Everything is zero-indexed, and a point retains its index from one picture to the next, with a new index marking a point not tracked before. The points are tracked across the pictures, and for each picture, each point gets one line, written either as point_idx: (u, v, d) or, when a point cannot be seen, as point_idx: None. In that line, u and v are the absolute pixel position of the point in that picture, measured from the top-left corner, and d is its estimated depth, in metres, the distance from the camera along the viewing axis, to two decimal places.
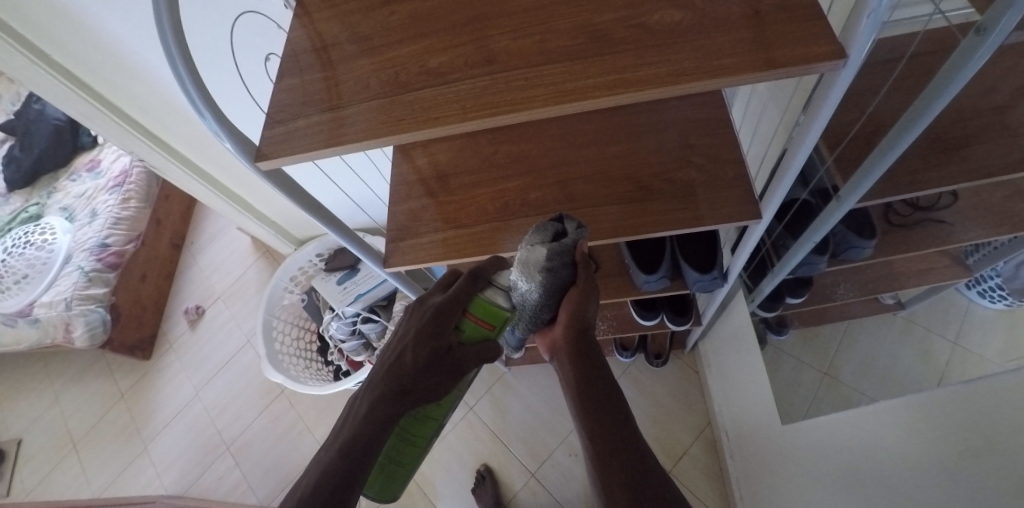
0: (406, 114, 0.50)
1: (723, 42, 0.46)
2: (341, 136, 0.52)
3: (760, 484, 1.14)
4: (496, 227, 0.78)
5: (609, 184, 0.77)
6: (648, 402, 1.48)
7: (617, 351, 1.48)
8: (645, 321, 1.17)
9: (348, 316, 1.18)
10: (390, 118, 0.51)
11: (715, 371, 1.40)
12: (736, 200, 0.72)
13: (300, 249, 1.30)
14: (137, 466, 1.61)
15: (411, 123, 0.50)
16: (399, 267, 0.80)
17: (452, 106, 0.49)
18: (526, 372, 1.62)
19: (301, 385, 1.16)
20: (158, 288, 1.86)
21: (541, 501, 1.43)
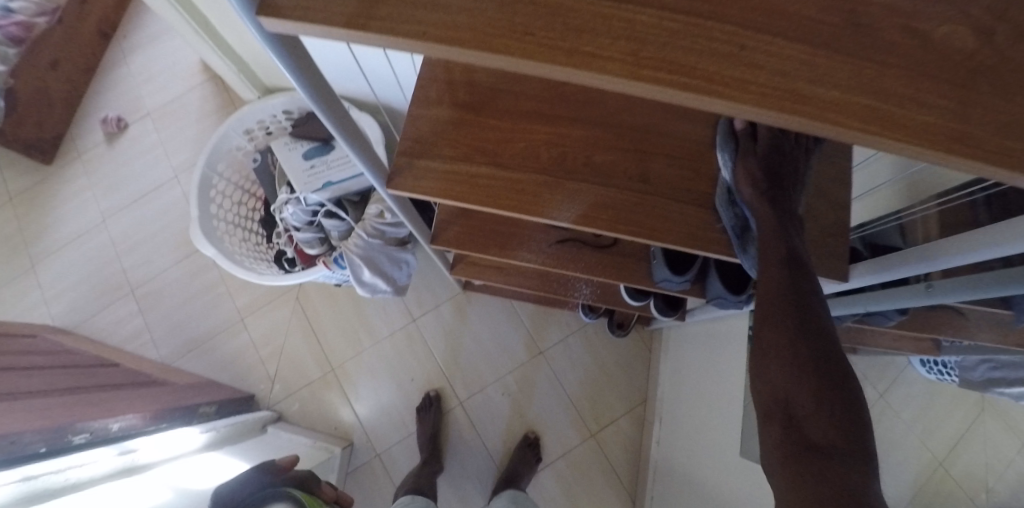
0: (540, 25, 0.30)
1: (1008, 108, 0.33)
2: (418, 20, 0.30)
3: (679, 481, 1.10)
4: (543, 184, 0.61)
5: (692, 177, 0.63)
6: (593, 364, 1.34)
7: (584, 311, 1.26)
8: (632, 301, 1.04)
9: (308, 204, 0.96)
10: (512, 19, 0.30)
11: (670, 357, 1.28)
12: (822, 252, 0.62)
13: (264, 99, 1.04)
14: (21, 284, 1.39)
15: (548, 47, 0.30)
16: (404, 193, 0.61)
17: (621, 48, 0.30)
18: (481, 302, 1.38)
19: (236, 266, 0.98)
20: (72, 81, 1.47)
21: (463, 432, 1.29)
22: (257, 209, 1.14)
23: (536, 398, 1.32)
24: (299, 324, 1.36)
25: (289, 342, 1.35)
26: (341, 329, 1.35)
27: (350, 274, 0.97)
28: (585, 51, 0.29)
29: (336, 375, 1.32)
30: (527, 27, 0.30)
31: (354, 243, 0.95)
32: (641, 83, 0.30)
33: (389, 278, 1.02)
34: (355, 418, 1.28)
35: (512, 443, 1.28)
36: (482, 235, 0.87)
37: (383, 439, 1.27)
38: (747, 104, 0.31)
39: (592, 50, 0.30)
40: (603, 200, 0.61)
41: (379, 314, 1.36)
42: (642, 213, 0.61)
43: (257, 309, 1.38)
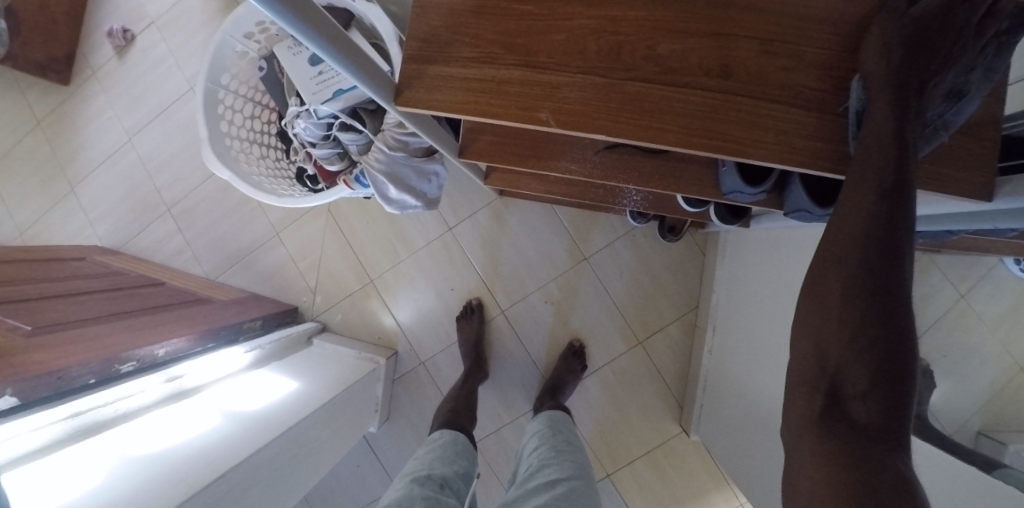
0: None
1: None
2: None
3: (727, 390, 1.02)
4: (594, 89, 0.47)
5: (792, 68, 0.47)
6: (642, 271, 1.20)
7: (629, 214, 1.12)
8: (689, 207, 0.91)
9: (321, 117, 0.84)
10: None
11: (730, 261, 1.11)
12: (963, 162, 0.48)
13: None
14: (64, 208, 1.38)
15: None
16: (418, 109, 0.49)
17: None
18: (520, 205, 1.23)
19: (256, 189, 0.92)
20: None
21: (506, 341, 1.23)
22: (271, 121, 1.03)
23: (580, 305, 1.22)
24: (335, 237, 1.27)
25: (326, 254, 1.28)
26: (377, 241, 1.26)
27: (375, 191, 0.88)
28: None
29: (375, 285, 1.26)
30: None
31: (375, 159, 0.84)
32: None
33: (418, 193, 0.93)
34: (396, 326, 1.25)
35: (555, 351, 1.22)
36: (517, 144, 0.75)
37: (427, 348, 1.24)
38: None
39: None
40: (674, 106, 0.46)
41: (414, 226, 1.25)
42: (723, 120, 0.47)
43: (291, 221, 1.29)
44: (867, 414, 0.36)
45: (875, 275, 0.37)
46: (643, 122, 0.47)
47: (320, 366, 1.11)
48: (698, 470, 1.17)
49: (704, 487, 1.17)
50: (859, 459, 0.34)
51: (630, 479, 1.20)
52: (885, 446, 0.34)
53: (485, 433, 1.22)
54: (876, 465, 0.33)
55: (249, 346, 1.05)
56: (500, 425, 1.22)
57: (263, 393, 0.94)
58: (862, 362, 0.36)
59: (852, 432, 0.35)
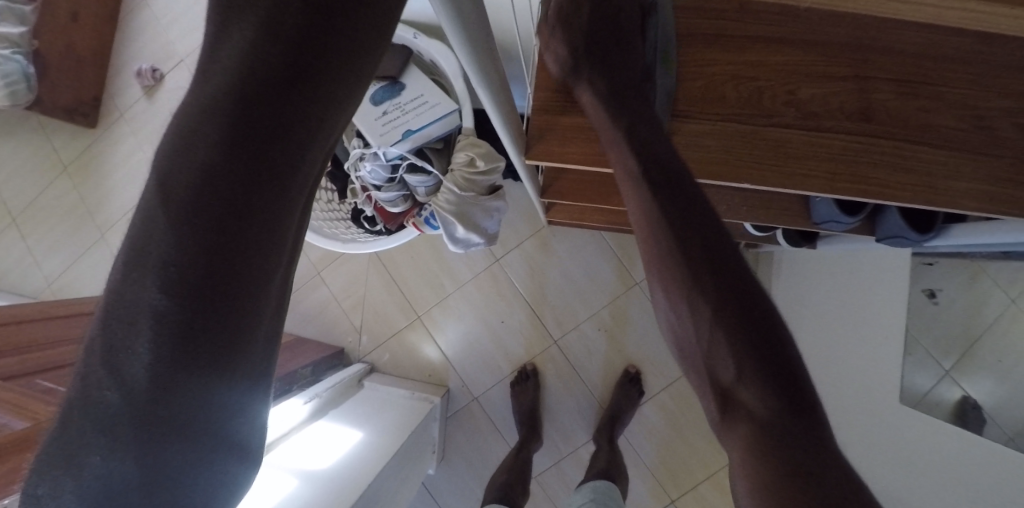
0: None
1: None
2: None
3: None
4: (735, 136, 0.46)
5: (927, 107, 0.46)
6: None
7: None
8: (758, 232, 0.89)
9: (388, 159, 0.82)
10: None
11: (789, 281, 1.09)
12: None
13: None
14: (94, 256, 1.34)
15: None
16: (551, 161, 0.49)
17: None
18: (567, 233, 1.19)
19: (318, 236, 0.90)
20: (98, 35, 1.30)
21: (560, 371, 1.18)
22: None
23: (632, 331, 1.17)
24: (378, 273, 1.24)
25: (369, 292, 1.25)
26: (421, 276, 1.23)
27: (443, 231, 0.86)
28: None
29: (421, 321, 1.22)
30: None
31: (445, 199, 0.82)
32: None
33: (482, 230, 0.88)
34: (444, 359, 1.21)
35: (611, 380, 1.18)
36: (599, 179, 0.73)
37: (478, 384, 1.20)
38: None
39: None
40: (809, 150, 0.46)
41: (458, 257, 1.22)
42: (868, 164, 0.46)
43: (331, 260, 1.26)
44: (762, 402, 0.36)
45: (702, 253, 0.39)
46: (779, 167, 0.46)
47: (379, 411, 1.09)
48: None
49: None
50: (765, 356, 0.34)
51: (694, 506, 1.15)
52: (791, 390, 0.36)
53: (544, 467, 1.18)
54: (794, 440, 0.34)
55: (306, 396, 1.01)
56: (559, 456, 1.18)
57: (329, 447, 0.91)
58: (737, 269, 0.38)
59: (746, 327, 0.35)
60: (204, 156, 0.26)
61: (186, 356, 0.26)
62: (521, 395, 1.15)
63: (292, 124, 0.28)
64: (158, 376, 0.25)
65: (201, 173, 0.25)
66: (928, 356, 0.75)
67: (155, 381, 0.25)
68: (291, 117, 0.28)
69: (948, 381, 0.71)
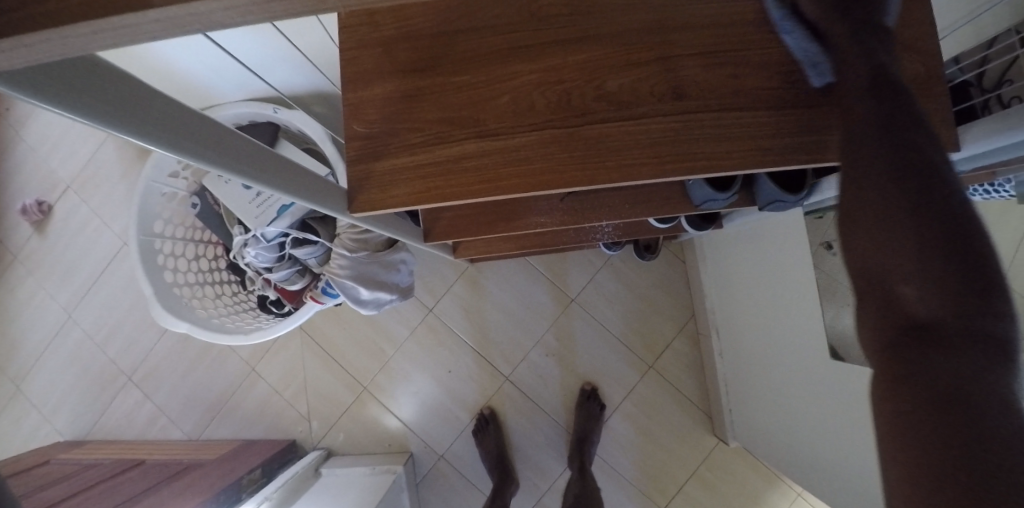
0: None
1: None
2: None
3: (754, 388, 0.99)
4: (549, 142, 0.47)
5: (732, 75, 0.48)
6: (632, 297, 1.16)
7: (601, 245, 1.07)
8: (660, 224, 0.88)
9: (270, 239, 0.79)
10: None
11: (709, 261, 1.10)
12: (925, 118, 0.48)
13: None
14: (14, 410, 1.24)
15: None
16: (374, 211, 0.49)
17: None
18: (490, 265, 1.17)
19: (217, 333, 0.87)
20: None
21: (518, 405, 1.14)
22: (218, 256, 0.97)
23: (580, 348, 1.15)
24: (314, 352, 1.18)
25: (309, 375, 1.18)
26: (358, 345, 1.17)
27: (345, 297, 0.82)
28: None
29: (369, 391, 1.16)
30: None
31: (337, 265, 0.80)
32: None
33: (391, 285, 0.86)
34: (402, 426, 1.15)
35: (570, 401, 1.14)
36: (477, 213, 0.73)
37: (439, 440, 1.14)
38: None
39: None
40: (630, 140, 0.47)
41: (392, 317, 1.17)
42: (690, 142, 0.47)
43: (263, 352, 1.19)
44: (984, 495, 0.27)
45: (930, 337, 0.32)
46: (606, 162, 0.47)
47: (339, 498, 1.00)
48: (747, 476, 1.12)
49: (760, 490, 1.12)
50: (929, 371, 0.31)
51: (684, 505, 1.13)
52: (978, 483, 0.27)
53: None
54: None
55: (256, 501, 0.94)
56: (538, 494, 1.12)
57: None
58: (915, 280, 0.33)
59: (931, 343, 0.32)
60: None
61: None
62: (484, 441, 1.09)
63: None
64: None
65: None
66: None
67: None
68: None
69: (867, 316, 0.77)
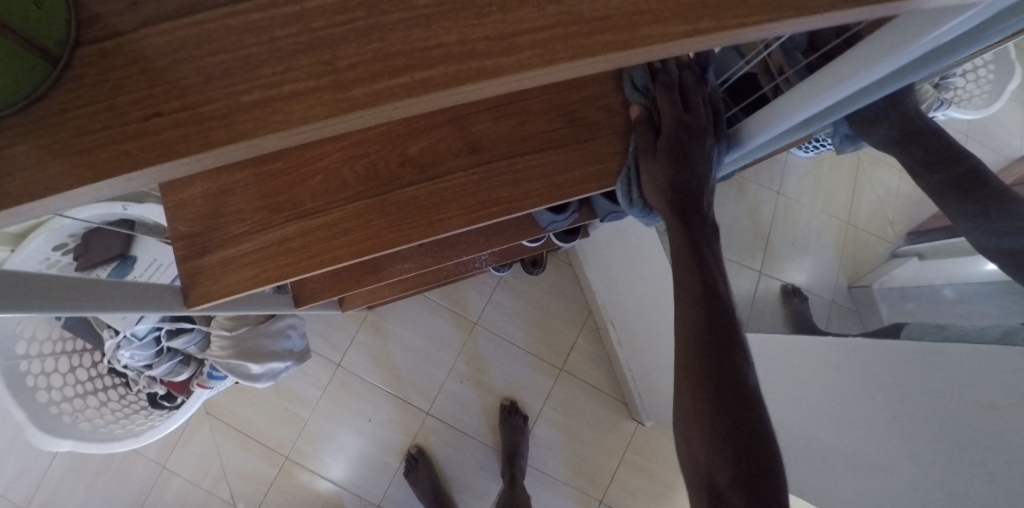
0: (153, 95, 0.21)
1: None
2: (10, 175, 0.20)
3: (652, 367, 1.07)
4: (367, 210, 0.52)
5: (523, 119, 0.54)
6: (531, 308, 1.22)
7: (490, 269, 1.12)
8: (530, 243, 0.94)
9: (143, 337, 0.78)
10: (97, 104, 0.20)
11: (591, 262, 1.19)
12: None
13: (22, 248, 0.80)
14: None
15: (203, 133, 0.21)
16: (211, 302, 0.52)
17: (310, 60, 0.21)
18: (391, 308, 1.19)
19: (106, 442, 0.86)
20: None
21: (447, 436, 1.17)
22: (97, 361, 0.92)
23: (491, 368, 1.20)
24: (227, 433, 1.14)
25: (227, 458, 1.14)
26: (271, 415, 1.15)
27: (234, 377, 0.83)
28: (256, 102, 0.21)
29: (293, 459, 1.14)
30: (145, 102, 0.21)
31: (217, 349, 0.80)
32: (352, 112, 0.21)
33: (283, 354, 0.87)
34: (333, 486, 1.14)
35: (494, 420, 1.18)
36: (344, 269, 0.76)
37: (375, 489, 1.15)
38: (512, 72, 0.22)
39: (250, 102, 0.21)
40: (443, 193, 0.53)
41: (302, 381, 1.16)
42: (494, 184, 0.54)
43: (172, 447, 1.14)
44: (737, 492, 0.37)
45: (712, 388, 0.41)
46: (430, 215, 0.53)
47: None
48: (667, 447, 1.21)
49: None
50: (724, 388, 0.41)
51: (620, 492, 1.19)
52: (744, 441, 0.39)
53: None
54: None
55: None
56: None
57: None
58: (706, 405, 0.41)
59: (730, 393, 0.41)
60: None
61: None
62: (419, 480, 1.11)
63: None
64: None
65: None
66: (741, 264, 0.78)
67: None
68: None
69: (765, 276, 0.78)
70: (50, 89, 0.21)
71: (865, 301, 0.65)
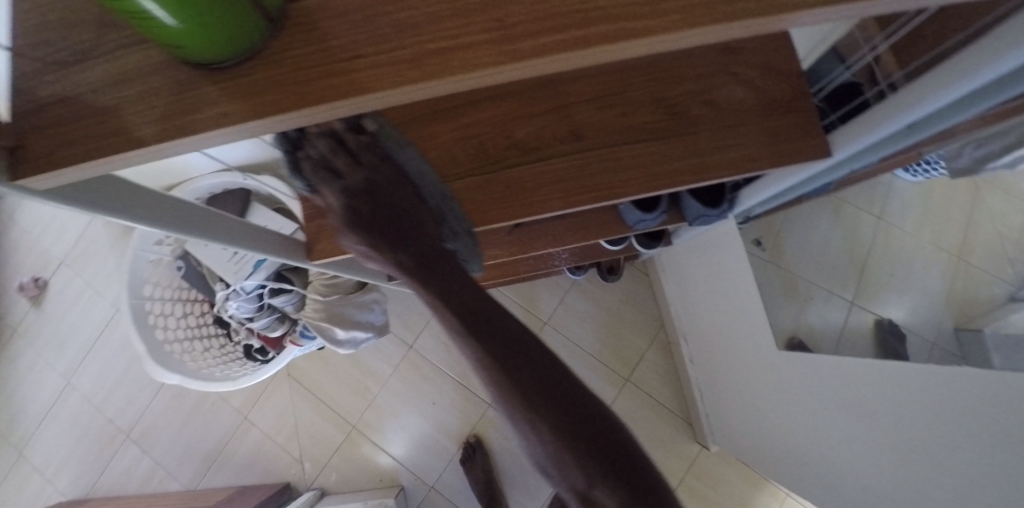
0: (347, 39, 0.22)
1: None
2: (229, 99, 0.24)
3: (724, 388, 1.03)
4: (474, 188, 0.54)
5: (629, 112, 0.54)
6: (602, 315, 1.21)
7: (566, 270, 1.12)
8: (612, 247, 0.94)
9: (249, 292, 0.87)
10: (304, 44, 0.23)
11: (670, 274, 1.16)
12: (798, 131, 0.54)
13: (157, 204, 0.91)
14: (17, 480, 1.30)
15: (386, 79, 0.22)
16: (326, 259, 0.56)
17: (484, 16, 0.22)
18: None
19: (208, 382, 0.95)
20: None
21: (505, 430, 1.17)
22: (205, 311, 1.01)
23: None
24: (302, 396, 1.22)
25: (300, 419, 1.22)
26: (344, 385, 1.21)
27: (322, 339, 0.88)
28: (435, 51, 0.22)
29: (358, 430, 1.20)
30: (339, 49, 0.23)
31: (312, 310, 0.86)
32: (513, 64, 0.22)
33: (365, 324, 0.92)
34: (392, 460, 1.18)
35: None
36: None
37: (430, 471, 1.17)
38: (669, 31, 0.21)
39: (429, 50, 0.22)
40: (546, 177, 0.54)
41: (375, 356, 1.22)
42: (598, 172, 0.54)
43: (254, 401, 1.24)
44: None
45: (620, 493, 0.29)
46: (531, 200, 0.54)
47: None
48: (730, 479, 1.15)
49: (746, 494, 1.14)
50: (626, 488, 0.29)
51: None
52: None
53: None
54: None
55: None
56: None
57: None
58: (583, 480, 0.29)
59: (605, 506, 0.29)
60: None
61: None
62: (472, 469, 1.12)
63: None
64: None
65: None
66: (833, 294, 0.72)
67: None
68: None
69: (858, 310, 0.66)
70: (264, 39, 0.23)
71: (976, 351, 0.47)
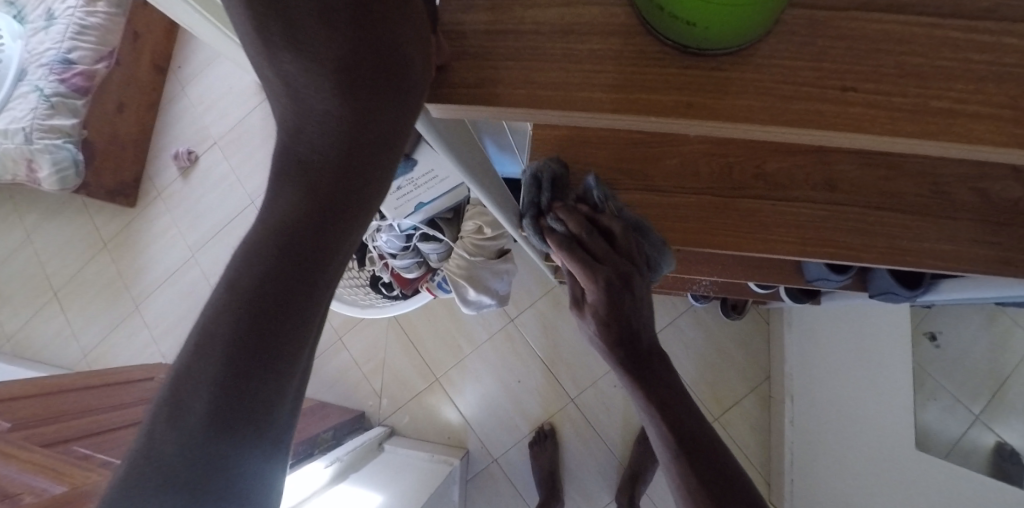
0: (853, 69, 0.22)
1: None
2: (672, 90, 0.23)
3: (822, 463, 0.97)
4: (707, 207, 0.53)
5: (889, 177, 0.51)
6: (710, 348, 1.18)
7: (691, 295, 1.09)
8: (761, 289, 0.90)
9: (402, 229, 0.89)
10: (796, 58, 0.22)
11: (795, 329, 1.10)
12: None
13: None
14: (130, 326, 1.45)
15: (883, 117, 0.21)
16: None
17: (998, 90, 0.21)
18: None
19: (336, 304, 0.95)
20: (140, 121, 1.47)
21: (579, 429, 1.18)
22: None
23: None
24: (397, 334, 1.28)
25: (389, 354, 1.27)
26: (439, 338, 1.25)
27: (455, 294, 0.91)
28: (939, 110, 0.21)
29: (440, 382, 1.24)
30: (841, 76, 0.22)
31: (456, 264, 0.89)
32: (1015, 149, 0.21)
33: (493, 291, 0.93)
34: (462, 420, 1.22)
35: (628, 437, 1.16)
36: None
37: (497, 443, 1.20)
38: None
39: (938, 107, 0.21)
40: (787, 215, 0.52)
41: (475, 319, 1.25)
42: (839, 229, 0.51)
43: (352, 323, 1.31)
44: None
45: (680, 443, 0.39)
46: (763, 235, 0.52)
47: (400, 472, 1.07)
48: None
49: None
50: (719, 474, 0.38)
51: None
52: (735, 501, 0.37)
53: None
54: None
55: (328, 459, 1.01)
56: None
57: None
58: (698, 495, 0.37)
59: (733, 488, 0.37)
60: (162, 406, 0.20)
61: (213, 445, 0.19)
62: (540, 455, 1.14)
63: (257, 389, 0.20)
64: (177, 456, 0.19)
65: (174, 403, 0.19)
66: (959, 402, 0.72)
67: (186, 461, 0.19)
68: (291, 281, 0.21)
69: (980, 426, 0.68)
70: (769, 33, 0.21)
71: None
